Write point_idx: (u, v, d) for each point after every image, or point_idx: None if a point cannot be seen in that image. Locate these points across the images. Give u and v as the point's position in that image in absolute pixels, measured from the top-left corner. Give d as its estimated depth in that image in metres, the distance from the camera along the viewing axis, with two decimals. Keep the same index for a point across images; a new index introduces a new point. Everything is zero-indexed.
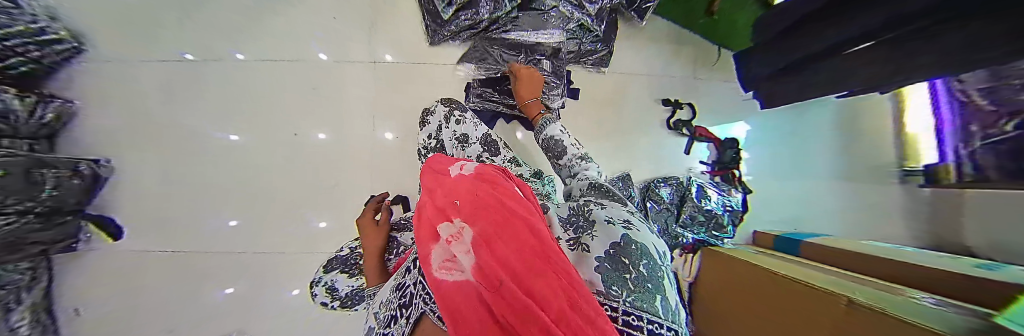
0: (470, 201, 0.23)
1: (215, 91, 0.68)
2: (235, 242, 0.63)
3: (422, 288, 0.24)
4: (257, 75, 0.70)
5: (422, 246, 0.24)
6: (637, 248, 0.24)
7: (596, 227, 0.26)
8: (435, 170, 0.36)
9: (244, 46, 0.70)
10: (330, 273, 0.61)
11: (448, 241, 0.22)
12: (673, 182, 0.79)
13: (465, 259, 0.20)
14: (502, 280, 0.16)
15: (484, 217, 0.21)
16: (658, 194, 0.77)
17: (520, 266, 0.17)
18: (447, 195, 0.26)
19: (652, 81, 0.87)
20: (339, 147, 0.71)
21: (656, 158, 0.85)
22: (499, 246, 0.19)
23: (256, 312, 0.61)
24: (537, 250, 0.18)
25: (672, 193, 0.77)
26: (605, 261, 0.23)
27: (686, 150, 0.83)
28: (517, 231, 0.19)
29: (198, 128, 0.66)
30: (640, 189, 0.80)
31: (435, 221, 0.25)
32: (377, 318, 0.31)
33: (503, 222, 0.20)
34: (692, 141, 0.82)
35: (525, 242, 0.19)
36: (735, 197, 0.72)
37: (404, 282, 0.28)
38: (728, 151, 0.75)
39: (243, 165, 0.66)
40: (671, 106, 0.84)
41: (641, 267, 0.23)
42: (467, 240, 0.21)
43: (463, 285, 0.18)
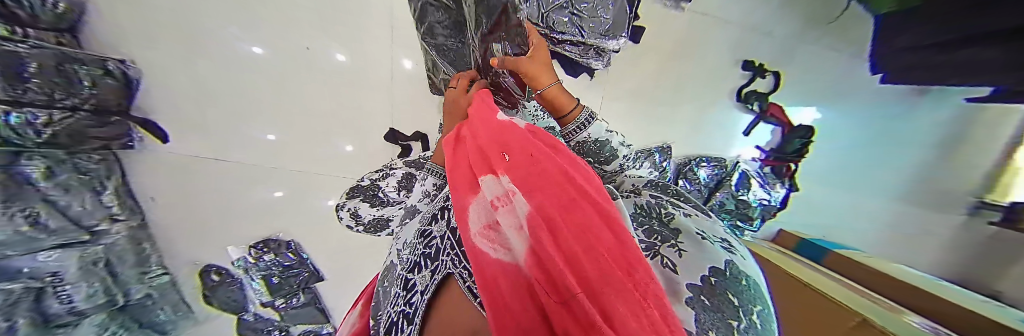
0: (523, 157, 0.22)
1: None
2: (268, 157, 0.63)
3: (449, 245, 0.24)
4: None
5: (458, 198, 0.22)
6: (739, 280, 0.22)
7: (682, 239, 0.26)
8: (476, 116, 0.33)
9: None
10: (354, 200, 0.67)
11: (491, 202, 0.19)
12: (716, 163, 0.75)
13: (512, 232, 0.16)
14: (559, 266, 0.13)
15: (542, 189, 0.18)
16: (697, 172, 0.75)
17: (583, 256, 0.14)
18: (495, 143, 0.25)
19: (724, 29, 0.75)
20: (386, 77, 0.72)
21: (705, 130, 0.79)
22: (558, 226, 0.15)
23: (296, 226, 0.64)
24: (610, 250, 0.15)
25: (710, 175, 0.74)
26: (700, 291, 0.22)
27: (746, 131, 0.76)
28: (579, 216, 0.17)
29: None
30: (678, 164, 0.77)
31: (479, 177, 0.22)
32: (401, 257, 0.32)
33: (566, 202, 0.17)
34: (756, 121, 0.74)
35: (587, 231, 0.16)
36: (778, 192, 0.68)
37: (430, 232, 0.28)
38: (794, 141, 0.65)
39: None
40: (750, 70, 0.72)
41: (755, 314, 0.21)
42: (516, 206, 0.17)
43: (506, 264, 0.15)
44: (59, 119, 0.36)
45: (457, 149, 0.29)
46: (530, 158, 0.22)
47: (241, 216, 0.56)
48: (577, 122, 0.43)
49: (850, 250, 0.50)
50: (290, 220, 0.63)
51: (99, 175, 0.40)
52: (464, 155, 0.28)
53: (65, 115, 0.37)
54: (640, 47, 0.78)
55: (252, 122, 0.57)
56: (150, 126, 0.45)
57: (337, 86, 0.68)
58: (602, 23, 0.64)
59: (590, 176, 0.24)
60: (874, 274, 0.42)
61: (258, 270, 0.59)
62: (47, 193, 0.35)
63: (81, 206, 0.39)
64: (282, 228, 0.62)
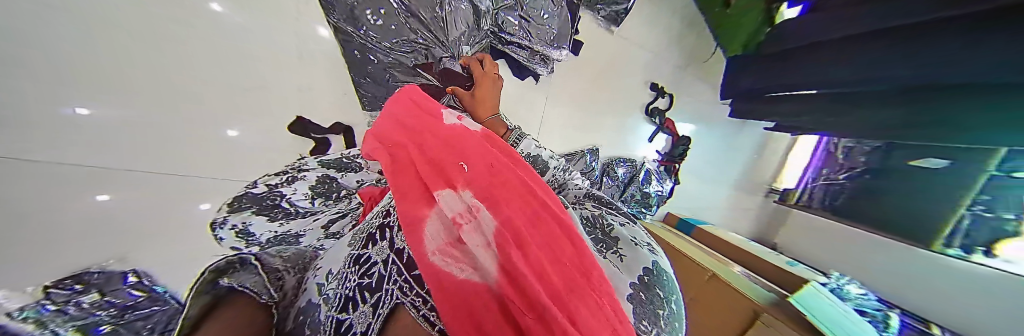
0: (485, 170, 0.22)
1: None
2: None
3: (393, 271, 0.19)
4: None
5: (407, 210, 0.19)
6: (662, 275, 0.26)
7: (621, 245, 0.27)
8: (422, 117, 0.31)
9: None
10: (239, 214, 0.41)
11: (451, 216, 0.18)
12: (631, 163, 0.90)
13: (478, 247, 0.15)
14: (529, 280, 0.13)
15: (507, 205, 0.19)
16: (615, 168, 0.88)
17: (548, 268, 0.15)
18: (451, 153, 0.24)
19: (642, 56, 0.93)
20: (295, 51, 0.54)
21: (623, 135, 0.94)
22: (526, 240, 0.16)
23: None
24: (570, 262, 0.17)
25: (626, 173, 0.88)
26: (640, 288, 0.22)
27: (650, 139, 0.96)
28: (542, 230, 0.18)
29: None
30: (604, 163, 0.90)
31: (434, 187, 0.20)
32: (321, 295, 0.23)
33: (530, 217, 0.19)
34: (658, 131, 0.95)
35: (550, 244, 0.17)
36: (667, 184, 0.90)
37: (369, 258, 0.22)
38: (681, 147, 0.92)
39: None
40: (656, 91, 0.94)
41: (672, 305, 0.24)
42: (483, 221, 0.17)
43: (474, 284, 0.13)
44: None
45: (397, 151, 0.26)
46: (489, 170, 0.22)
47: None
48: (512, 137, 0.44)
49: (736, 238, 0.68)
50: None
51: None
52: (410, 159, 0.25)
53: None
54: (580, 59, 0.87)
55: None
56: None
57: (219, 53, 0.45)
58: (548, 34, 0.69)
59: (544, 187, 0.26)
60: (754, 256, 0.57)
61: (71, 319, 0.20)
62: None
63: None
64: None
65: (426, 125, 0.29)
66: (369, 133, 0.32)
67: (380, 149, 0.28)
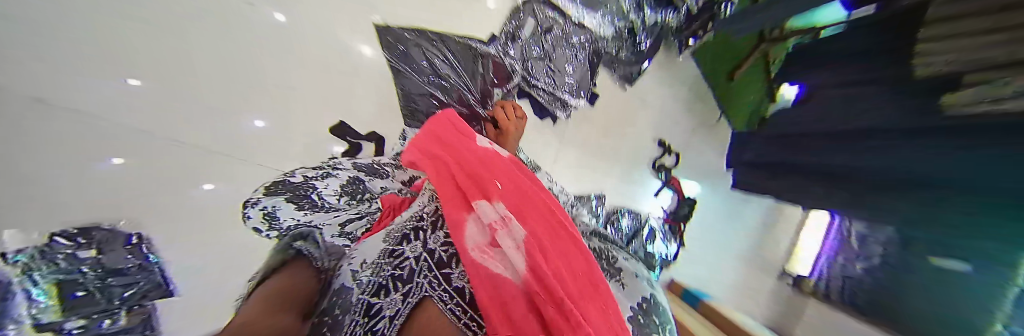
0: (514, 188, 0.24)
1: None
2: None
3: (424, 268, 0.19)
4: None
5: (446, 210, 0.21)
6: (660, 313, 0.27)
7: (623, 277, 0.29)
8: (458, 135, 0.35)
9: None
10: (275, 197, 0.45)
11: (487, 221, 0.19)
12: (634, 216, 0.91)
13: (511, 250, 0.17)
14: (547, 288, 0.14)
15: (533, 221, 0.21)
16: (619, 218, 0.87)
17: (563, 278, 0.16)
18: (484, 169, 0.27)
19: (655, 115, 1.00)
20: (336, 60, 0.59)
21: (630, 186, 0.96)
22: (548, 252, 0.18)
23: None
24: (583, 276, 0.19)
25: (630, 225, 0.88)
26: (636, 315, 0.25)
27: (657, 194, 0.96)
28: (560, 246, 0.21)
29: None
30: (609, 211, 0.89)
31: (471, 193, 0.22)
32: (355, 281, 0.22)
33: (552, 234, 0.21)
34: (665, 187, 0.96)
35: (567, 259, 0.20)
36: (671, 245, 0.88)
37: (406, 251, 0.22)
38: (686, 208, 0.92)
39: None
40: (664, 149, 0.97)
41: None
42: (514, 230, 0.19)
43: (511, 280, 0.15)
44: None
45: (436, 159, 0.29)
46: (517, 189, 0.25)
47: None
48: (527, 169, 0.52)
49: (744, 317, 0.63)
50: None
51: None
52: (448, 167, 0.27)
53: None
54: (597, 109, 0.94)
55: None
56: None
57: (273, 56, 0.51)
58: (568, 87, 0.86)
59: (559, 209, 0.29)
60: None
61: (58, 269, 0.26)
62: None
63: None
64: None
65: (462, 143, 0.33)
66: (407, 143, 0.35)
67: (422, 156, 0.31)
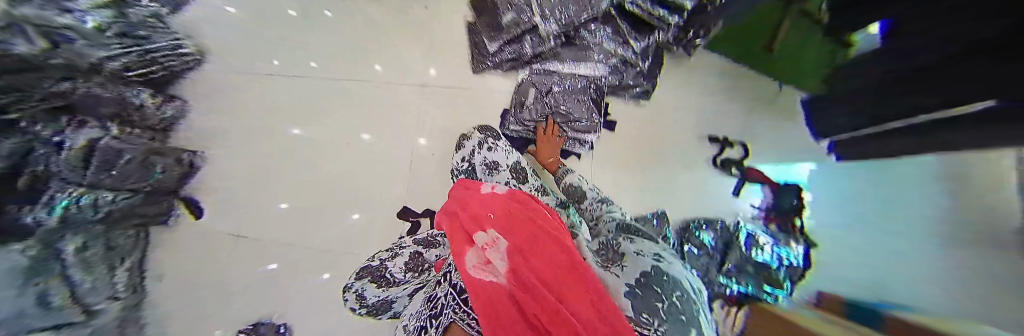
0: (506, 218, 0.36)
1: (287, 97, 0.78)
2: (261, 252, 0.68)
3: (452, 300, 0.33)
4: (328, 94, 0.84)
5: (458, 246, 0.34)
6: (667, 276, 0.34)
7: (626, 259, 0.38)
8: (466, 188, 0.48)
9: (285, 57, 0.80)
10: None
11: (482, 248, 0.32)
12: (716, 227, 0.68)
13: (497, 264, 0.30)
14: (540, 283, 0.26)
15: (521, 241, 0.32)
16: (630, 251, 0.39)
17: (549, 276, 0.27)
18: (485, 209, 0.39)
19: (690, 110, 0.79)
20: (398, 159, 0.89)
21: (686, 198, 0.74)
22: (530, 259, 0.29)
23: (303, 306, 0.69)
24: (559, 265, 0.28)
25: (714, 238, 0.67)
26: (637, 287, 0.33)
27: (735, 192, 0.69)
28: (541, 253, 0.30)
29: (272, 132, 0.74)
30: (676, 231, 0.71)
31: (472, 232, 0.35)
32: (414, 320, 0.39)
33: (536, 243, 0.31)
34: (742, 183, 0.68)
35: (547, 259, 0.29)
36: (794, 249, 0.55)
37: (437, 295, 0.36)
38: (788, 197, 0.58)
39: (281, 182, 0.72)
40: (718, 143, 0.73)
41: (676, 295, 0.32)
42: (499, 249, 0.31)
43: (493, 283, 0.28)
44: (118, 199, 0.56)
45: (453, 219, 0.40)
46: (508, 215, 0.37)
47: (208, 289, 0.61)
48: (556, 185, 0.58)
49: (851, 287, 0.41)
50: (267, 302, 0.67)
51: (68, 261, 0.48)
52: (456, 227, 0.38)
53: (104, 194, 0.54)
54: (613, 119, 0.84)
55: (257, 203, 0.70)
56: (190, 200, 0.65)
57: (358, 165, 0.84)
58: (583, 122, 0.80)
59: (559, 227, 0.36)
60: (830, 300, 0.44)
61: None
62: (71, 270, 0.48)
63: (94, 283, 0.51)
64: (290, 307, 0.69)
65: (466, 192, 0.45)
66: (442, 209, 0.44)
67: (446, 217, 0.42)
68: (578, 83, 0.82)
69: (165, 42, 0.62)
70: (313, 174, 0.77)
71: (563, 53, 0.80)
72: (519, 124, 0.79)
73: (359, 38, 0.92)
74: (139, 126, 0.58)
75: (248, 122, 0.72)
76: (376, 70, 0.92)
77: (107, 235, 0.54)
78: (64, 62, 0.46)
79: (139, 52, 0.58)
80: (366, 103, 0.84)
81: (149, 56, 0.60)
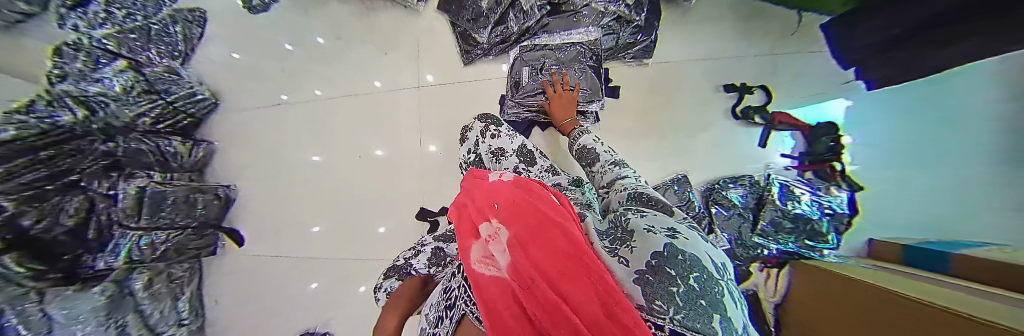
0: (507, 205, 0.27)
1: (293, 121, 0.79)
2: (297, 271, 0.72)
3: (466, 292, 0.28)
4: (327, 110, 0.82)
5: (463, 240, 0.30)
6: (683, 253, 0.22)
7: (635, 238, 0.25)
8: (474, 176, 0.40)
9: (282, 83, 0.80)
10: (389, 280, 0.60)
11: (486, 241, 0.27)
12: (745, 182, 0.61)
13: (501, 256, 0.24)
14: (537, 277, 0.19)
15: (518, 226, 0.24)
16: (640, 227, 0.26)
17: (547, 265, 0.19)
18: (486, 197, 0.31)
19: (712, 56, 0.70)
20: (399, 164, 0.81)
21: (712, 155, 0.68)
22: (528, 245, 0.22)
23: (338, 317, 0.71)
24: (560, 251, 0.19)
25: (744, 195, 0.60)
26: (647, 273, 0.22)
27: (761, 143, 0.64)
28: (540, 236, 0.22)
29: (288, 157, 0.77)
30: (700, 193, 0.65)
31: (477, 221, 0.30)
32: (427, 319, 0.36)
33: (534, 227, 0.23)
34: (768, 132, 0.63)
35: (547, 245, 0.21)
36: (838, 196, 0.50)
37: (450, 287, 0.34)
38: (823, 139, 0.54)
39: (304, 202, 0.76)
40: (736, 91, 0.67)
41: (693, 281, 0.21)
42: (501, 240, 0.25)
43: (499, 278, 0.23)
44: (172, 238, 0.60)
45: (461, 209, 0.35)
46: (509, 202, 0.27)
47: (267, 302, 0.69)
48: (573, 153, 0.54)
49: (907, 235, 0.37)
50: (314, 314, 0.70)
51: (139, 296, 0.56)
52: (464, 215, 0.33)
53: (156, 236, 0.58)
54: (625, 85, 0.76)
55: (286, 225, 0.74)
56: (234, 232, 0.71)
57: (363, 177, 0.80)
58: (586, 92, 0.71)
59: (563, 202, 0.27)
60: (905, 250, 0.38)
61: None
62: (139, 302, 0.56)
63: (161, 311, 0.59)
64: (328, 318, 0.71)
65: (474, 180, 0.38)
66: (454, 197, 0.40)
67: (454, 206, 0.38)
68: (566, 49, 0.73)
69: (183, 90, 0.66)
70: (327, 191, 0.77)
71: (547, 21, 0.74)
72: (519, 110, 0.75)
73: (340, 41, 0.83)
74: (182, 169, 0.65)
75: (269, 150, 0.76)
76: (363, 72, 0.84)
77: (171, 262, 0.61)
78: (99, 126, 0.54)
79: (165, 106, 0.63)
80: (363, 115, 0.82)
81: (171, 106, 0.64)
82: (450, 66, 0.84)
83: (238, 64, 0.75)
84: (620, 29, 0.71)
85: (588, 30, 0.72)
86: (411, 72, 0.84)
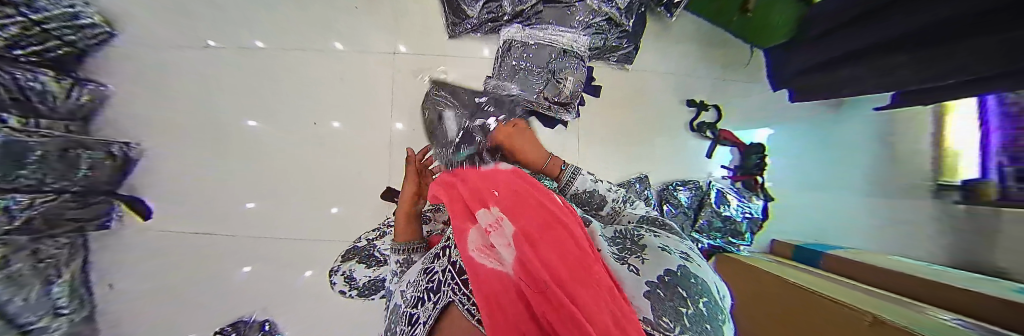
0: (513, 195, 0.24)
1: (240, 79, 0.68)
2: (227, 250, 0.62)
3: (451, 277, 0.25)
4: (282, 68, 0.71)
5: (456, 225, 0.24)
6: (692, 279, 0.23)
7: (646, 251, 0.26)
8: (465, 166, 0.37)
9: (227, 35, 0.69)
10: (346, 263, 0.62)
11: (485, 230, 0.22)
12: (692, 186, 0.70)
13: (504, 248, 0.19)
14: (551, 277, 0.15)
15: (529, 217, 0.21)
16: (653, 244, 0.27)
17: (562, 265, 0.16)
18: (487, 184, 0.27)
19: (681, 72, 0.77)
20: (365, 139, 0.74)
21: (671, 160, 0.76)
22: (539, 242, 0.18)
23: (278, 303, 0.63)
24: (576, 260, 0.17)
25: (691, 196, 0.69)
26: (658, 286, 0.21)
27: (708, 153, 0.74)
28: (552, 234, 0.19)
29: (225, 117, 0.66)
30: (657, 191, 0.72)
31: (473, 206, 0.25)
32: (398, 301, 0.34)
33: (545, 225, 0.20)
34: (715, 145, 0.73)
35: (561, 244, 0.18)
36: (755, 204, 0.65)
37: (432, 269, 0.30)
38: (752, 157, 0.69)
39: (244, 171, 0.65)
40: (695, 107, 0.75)
41: (702, 304, 0.21)
42: (506, 232, 0.20)
43: (499, 273, 0.17)
44: (40, 204, 0.46)
45: (450, 191, 0.30)
46: (517, 193, 0.24)
47: (172, 288, 0.56)
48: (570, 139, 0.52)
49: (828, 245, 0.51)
50: (247, 299, 0.62)
51: None
52: (455, 197, 0.28)
53: (22, 199, 0.43)
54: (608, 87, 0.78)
55: (220, 197, 0.63)
56: (135, 201, 0.58)
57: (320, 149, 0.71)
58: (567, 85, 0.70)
59: (565, 209, 0.25)
60: (828, 258, 0.48)
61: None
62: None
63: (22, 300, 0.45)
64: (266, 304, 0.63)
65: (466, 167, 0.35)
66: (435, 180, 0.35)
67: (439, 190, 0.32)
68: (552, 38, 0.70)
69: (58, 9, 0.50)
70: (275, 161, 0.67)
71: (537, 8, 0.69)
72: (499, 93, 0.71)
73: None
74: (55, 115, 0.49)
75: (194, 106, 0.64)
76: (329, 32, 0.74)
77: (37, 235, 0.47)
78: None
79: (30, 26, 0.47)
80: (324, 78, 0.72)
81: (41, 29, 0.49)
82: (431, 41, 0.78)
83: (189, 14, 0.67)
84: (609, 29, 0.71)
85: (578, 23, 0.69)
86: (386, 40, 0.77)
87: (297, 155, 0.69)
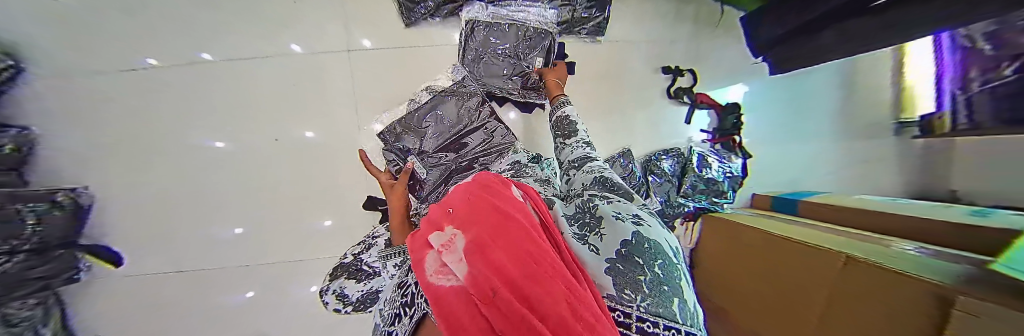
0: (464, 206, 0.23)
1: (180, 101, 0.61)
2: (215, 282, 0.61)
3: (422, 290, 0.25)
4: (222, 82, 0.62)
5: (414, 253, 0.24)
6: (645, 243, 0.23)
7: (604, 224, 0.26)
8: None
9: (150, 50, 0.60)
10: (337, 280, 0.58)
11: (440, 249, 0.21)
12: (674, 154, 0.71)
13: (459, 266, 0.19)
14: (502, 287, 0.16)
15: (479, 226, 0.20)
16: (608, 213, 0.27)
17: (512, 270, 0.17)
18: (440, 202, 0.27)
19: (658, 36, 0.74)
20: (328, 148, 0.66)
21: (652, 130, 0.75)
22: (489, 250, 0.18)
23: (279, 324, 0.63)
24: (529, 258, 0.17)
25: (673, 164, 0.70)
26: (616, 261, 0.22)
27: (687, 120, 0.74)
28: (504, 238, 0.19)
29: (178, 146, 0.61)
30: (640, 162, 0.73)
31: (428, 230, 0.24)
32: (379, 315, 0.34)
33: (497, 229, 0.20)
34: (693, 110, 0.72)
35: (513, 248, 0.18)
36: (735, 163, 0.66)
37: (406, 282, 0.30)
38: (728, 117, 0.68)
39: (214, 201, 0.62)
40: (671, 73, 0.73)
41: (658, 268, 0.22)
42: (459, 247, 0.20)
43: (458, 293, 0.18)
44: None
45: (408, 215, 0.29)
46: (468, 203, 0.24)
47: (174, 316, 0.60)
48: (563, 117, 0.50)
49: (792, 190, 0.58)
50: (249, 323, 0.62)
51: None
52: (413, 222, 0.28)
53: None
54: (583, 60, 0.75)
55: (196, 229, 0.61)
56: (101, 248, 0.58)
57: (285, 167, 0.65)
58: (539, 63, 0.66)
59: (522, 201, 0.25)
60: (804, 206, 0.50)
61: None
62: None
63: None
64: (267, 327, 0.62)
65: None
66: None
67: None
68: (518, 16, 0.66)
69: None
70: (242, 186, 0.63)
71: None
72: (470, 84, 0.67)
73: None
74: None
75: (144, 139, 0.60)
76: (266, 30, 0.64)
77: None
78: None
79: None
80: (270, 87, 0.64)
81: None
82: (386, 26, 0.69)
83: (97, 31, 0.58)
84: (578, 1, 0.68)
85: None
86: (335, 29, 0.66)
87: (263, 176, 0.64)
